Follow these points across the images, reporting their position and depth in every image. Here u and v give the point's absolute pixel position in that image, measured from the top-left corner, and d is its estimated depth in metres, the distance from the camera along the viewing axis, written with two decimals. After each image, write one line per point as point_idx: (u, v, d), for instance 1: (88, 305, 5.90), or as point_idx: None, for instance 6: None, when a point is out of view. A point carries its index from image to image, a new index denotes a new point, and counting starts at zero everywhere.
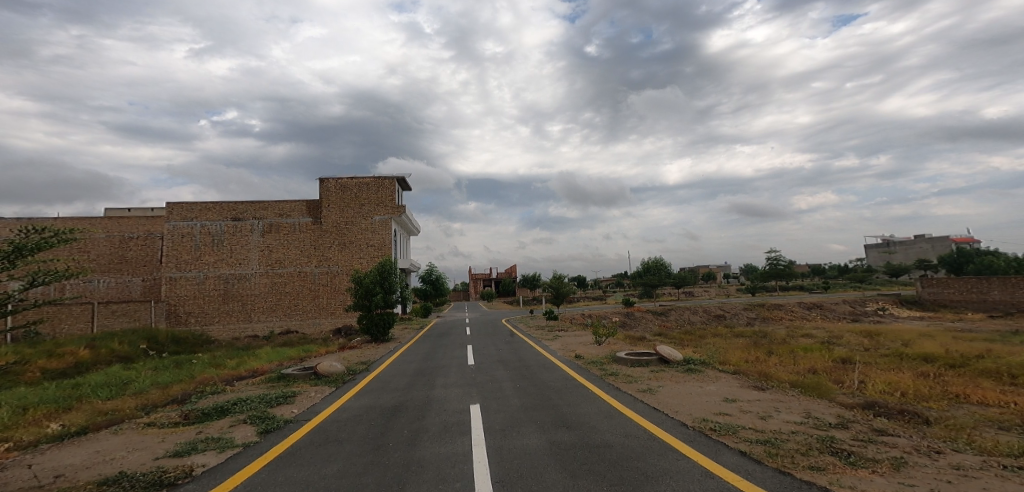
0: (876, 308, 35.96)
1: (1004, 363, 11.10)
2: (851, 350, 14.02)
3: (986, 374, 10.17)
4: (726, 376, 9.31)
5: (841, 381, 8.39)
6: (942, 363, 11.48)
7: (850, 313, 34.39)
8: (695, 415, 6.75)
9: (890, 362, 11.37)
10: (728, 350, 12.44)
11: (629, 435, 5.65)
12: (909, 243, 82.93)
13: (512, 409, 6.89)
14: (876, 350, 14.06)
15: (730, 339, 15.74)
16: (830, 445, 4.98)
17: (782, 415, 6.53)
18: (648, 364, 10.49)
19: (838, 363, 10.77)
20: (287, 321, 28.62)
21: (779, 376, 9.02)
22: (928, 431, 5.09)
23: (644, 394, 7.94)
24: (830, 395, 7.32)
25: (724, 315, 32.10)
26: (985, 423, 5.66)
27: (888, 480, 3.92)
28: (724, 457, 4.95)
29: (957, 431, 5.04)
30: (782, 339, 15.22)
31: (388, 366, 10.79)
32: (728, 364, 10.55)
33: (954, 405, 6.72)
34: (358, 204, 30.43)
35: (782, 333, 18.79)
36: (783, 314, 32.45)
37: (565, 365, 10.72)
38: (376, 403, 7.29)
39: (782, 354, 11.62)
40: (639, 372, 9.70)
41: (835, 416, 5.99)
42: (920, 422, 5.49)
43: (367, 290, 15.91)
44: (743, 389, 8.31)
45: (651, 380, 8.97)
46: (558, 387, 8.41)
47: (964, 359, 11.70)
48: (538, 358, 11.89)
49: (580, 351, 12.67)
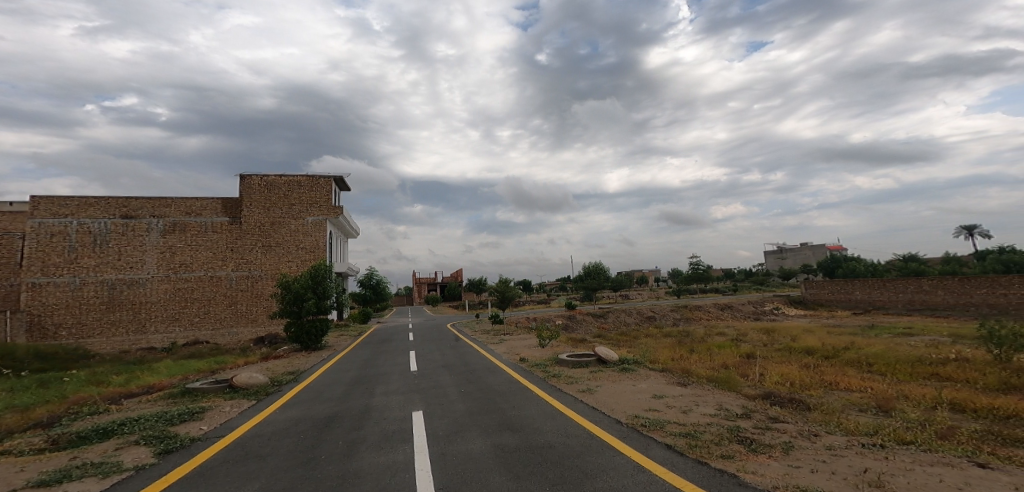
0: (772, 308, 39.63)
1: (869, 354, 12.71)
2: (754, 345, 15.42)
3: (852, 363, 11.61)
4: (655, 374, 9.84)
5: (746, 374, 9.18)
6: (820, 355, 13.01)
7: (753, 312, 37.58)
8: (628, 412, 7.06)
9: (784, 355, 12.66)
10: (658, 349, 13.15)
11: (571, 435, 5.81)
12: (796, 249, 93.12)
13: (457, 414, 6.85)
14: (774, 346, 15.52)
15: (660, 339, 16.69)
16: (737, 434, 5.43)
17: (700, 408, 7.01)
18: (587, 364, 10.84)
19: (745, 358, 11.78)
20: (193, 331, 26.42)
21: (698, 372, 9.70)
22: (810, 416, 5.71)
23: (583, 394, 8.18)
24: (739, 388, 7.99)
25: (654, 316, 33.87)
26: (852, 406, 6.49)
27: (780, 463, 4.34)
28: (653, 452, 5.23)
29: (831, 414, 5.71)
30: (700, 337, 16.40)
31: (319, 375, 10.28)
32: (657, 362, 11.15)
33: (829, 391, 7.63)
34: (287, 204, 28.84)
35: (700, 332, 20.30)
36: (702, 314, 34.86)
37: (510, 368, 10.80)
38: (310, 414, 6.93)
39: (701, 352, 12.52)
40: (579, 373, 10.01)
41: (740, 406, 6.55)
42: (804, 409, 6.16)
43: (297, 295, 15.11)
44: (669, 385, 8.84)
45: (590, 380, 9.29)
46: (503, 390, 8.46)
47: (839, 351, 13.25)
48: (484, 361, 11.88)
49: (525, 354, 12.82)
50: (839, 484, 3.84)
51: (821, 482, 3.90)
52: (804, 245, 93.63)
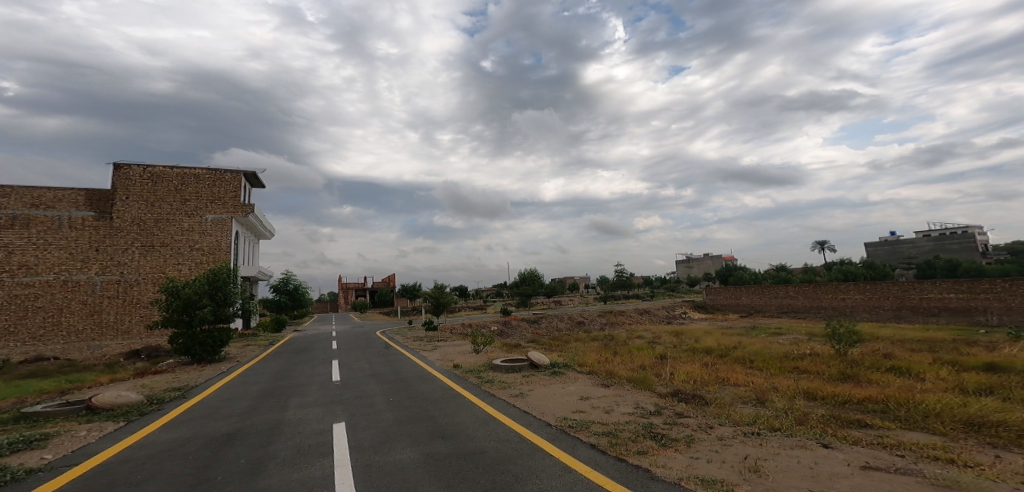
0: (682, 312, 42.88)
1: (752, 351, 14.26)
2: (666, 347, 16.63)
3: (741, 360, 12.96)
4: (583, 376, 10.30)
5: (659, 373, 9.91)
6: (715, 353, 14.38)
7: (666, 316, 40.31)
8: (557, 414, 7.33)
9: (688, 355, 13.78)
10: (585, 353, 13.74)
11: (502, 439, 5.93)
12: (700, 259, 102.24)
13: (385, 424, 6.70)
14: (682, 347, 16.79)
15: (587, 343, 17.46)
16: (650, 430, 5.87)
17: (620, 408, 7.44)
18: (519, 369, 11.05)
19: (659, 359, 12.67)
20: (36, 345, 22.91)
21: (619, 373, 10.30)
22: (708, 410, 6.34)
23: (515, 399, 8.33)
24: (653, 387, 8.63)
25: (583, 321, 35.15)
26: (742, 400, 7.32)
27: (683, 455, 4.79)
28: (579, 451, 5.50)
29: (724, 409, 6.39)
30: (621, 341, 17.36)
31: (215, 390, 9.51)
32: (585, 365, 11.66)
33: (723, 387, 8.50)
34: (179, 198, 26.51)
35: (621, 335, 21.51)
36: (625, 319, 36.75)
37: (441, 375, 10.74)
38: (206, 433, 6.42)
39: (622, 354, 13.30)
40: (511, 377, 10.20)
41: (653, 404, 7.07)
42: (703, 403, 6.83)
43: (188, 301, 13.88)
44: (594, 387, 9.29)
45: (522, 384, 9.50)
46: (436, 398, 8.41)
47: (728, 351, 14.70)
48: (414, 369, 11.68)
49: (458, 360, 12.79)
50: (728, 471, 4.40)
51: (715, 471, 4.41)
52: (707, 255, 102.73)
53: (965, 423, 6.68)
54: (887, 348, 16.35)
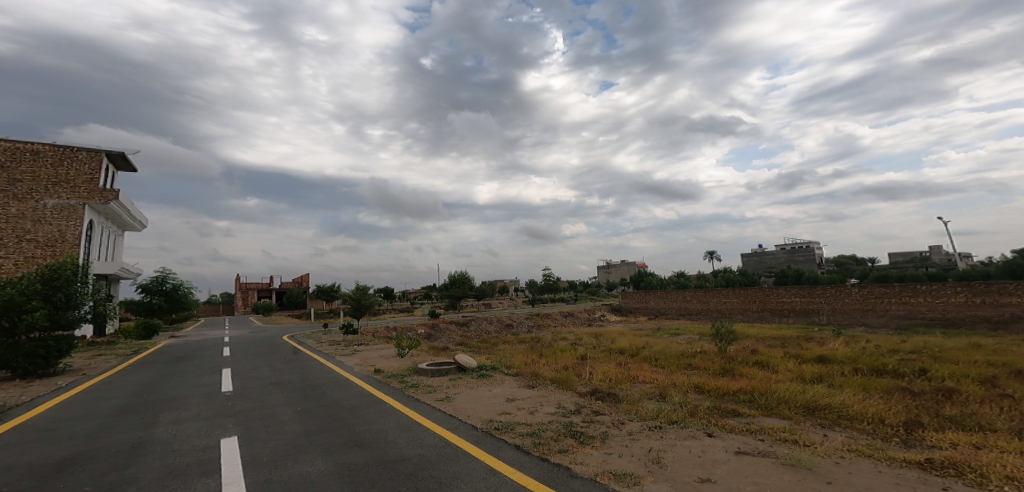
0: (600, 314, 44.81)
1: (657, 350, 15.48)
2: (586, 348, 17.40)
3: (649, 358, 13.96)
4: (509, 378, 10.44)
5: (580, 373, 10.36)
6: (629, 353, 15.36)
7: (587, 318, 41.93)
8: (483, 417, 7.38)
9: (605, 355, 14.53)
10: (512, 355, 13.95)
11: (427, 445, 5.85)
12: (617, 266, 108.75)
13: (290, 436, 6.31)
14: (600, 347, 17.74)
15: (515, 345, 17.73)
16: (570, 429, 6.12)
17: (544, 408, 7.67)
18: (447, 372, 10.93)
19: (580, 359, 13.25)
20: None
21: (545, 374, 10.62)
22: (622, 407, 6.81)
23: (441, 403, 8.26)
24: (574, 386, 9.03)
25: (511, 324, 35.57)
26: (651, 397, 7.94)
27: (599, 451, 5.08)
28: (504, 453, 5.58)
29: (636, 405, 6.88)
30: (547, 342, 17.86)
31: (52, 410, 8.26)
32: (512, 367, 11.84)
33: (634, 384, 9.11)
34: (7, 179, 23.14)
35: (547, 337, 22.15)
36: (551, 321, 37.84)
37: (360, 381, 10.32)
38: (36, 460, 5.58)
39: (548, 355, 13.71)
40: (438, 381, 10.06)
41: (574, 403, 7.38)
42: (617, 400, 7.28)
43: (10, 305, 11.28)
44: (519, 388, 9.49)
45: (449, 388, 9.42)
46: (353, 405, 8.07)
47: (638, 350, 15.89)
48: (327, 376, 11.09)
49: (380, 365, 12.36)
50: (636, 464, 4.73)
51: (625, 464, 4.71)
52: (625, 263, 109.39)
53: (804, 407, 8.14)
54: (751, 345, 18.59)
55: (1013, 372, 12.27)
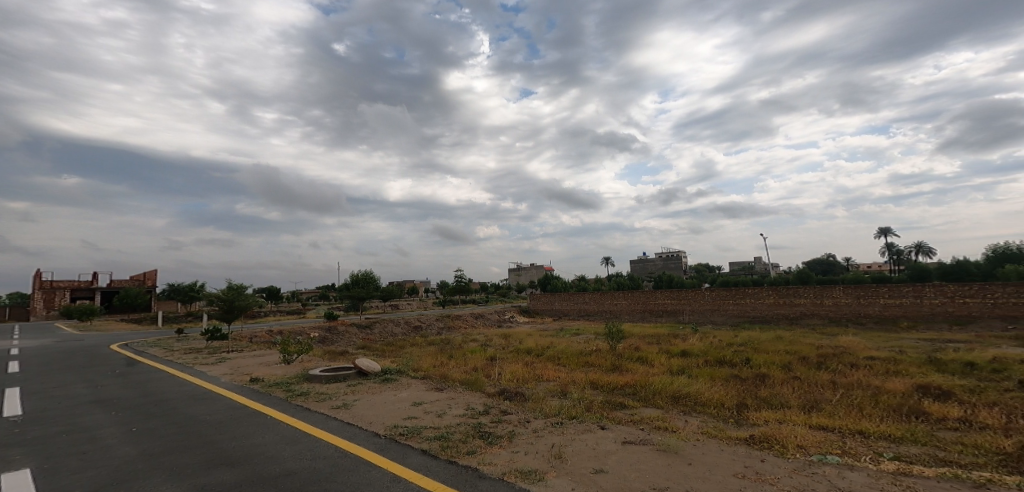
0: (510, 315, 45.92)
1: (560, 350, 16.19)
2: (496, 349, 17.59)
3: (554, 358, 14.53)
4: (416, 381, 10.18)
5: (489, 374, 10.44)
6: (536, 353, 15.83)
7: (498, 320, 42.52)
8: (387, 423, 7.11)
9: (515, 356, 14.80)
10: (421, 357, 13.63)
11: (318, 457, 5.49)
12: (527, 269, 111.96)
13: (128, 461, 5.52)
14: (510, 348, 18.10)
15: (423, 347, 17.29)
16: (479, 429, 6.16)
17: (453, 410, 7.60)
18: (344, 378, 10.35)
19: (490, 360, 13.38)
20: None
21: (454, 376, 10.55)
22: (528, 405, 7.04)
23: (338, 411, 7.80)
24: (484, 387, 9.09)
25: (420, 326, 34.79)
26: (554, 394, 8.32)
27: (506, 451, 5.21)
28: (410, 459, 5.43)
29: (540, 403, 7.16)
30: (458, 344, 17.77)
31: None
32: (420, 370, 11.55)
33: (539, 383, 9.42)
34: None
35: (457, 339, 22.00)
36: (462, 323, 37.66)
37: (230, 393, 9.32)
38: None
39: (458, 357, 13.65)
40: (334, 388, 9.48)
41: (482, 404, 7.46)
42: (524, 399, 7.54)
43: None
44: (428, 391, 9.30)
45: (347, 395, 8.94)
46: (220, 420, 7.29)
47: (544, 349, 16.52)
48: (181, 390, 9.81)
49: (260, 374, 11.30)
50: (540, 461, 4.88)
51: (530, 462, 4.84)
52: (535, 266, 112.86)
53: (673, 396, 9.34)
54: (635, 343, 20.22)
55: (801, 358, 14.83)
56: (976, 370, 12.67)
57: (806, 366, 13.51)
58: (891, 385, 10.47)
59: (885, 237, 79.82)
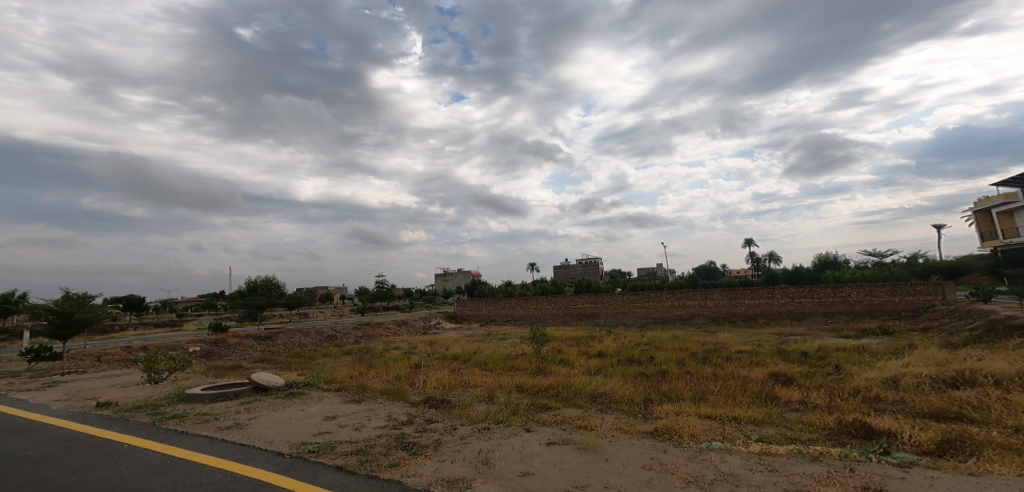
0: (436, 321, 44.97)
1: (487, 355, 16.11)
2: (421, 356, 17.08)
3: (480, 363, 14.38)
4: (329, 395, 9.55)
5: (413, 382, 10.15)
6: (462, 359, 15.62)
7: (423, 327, 41.33)
8: (293, 441, 6.58)
9: (442, 363, 14.50)
10: (336, 368, 12.78)
11: (206, 486, 4.86)
12: (453, 274, 110.94)
13: None
14: (436, 355, 17.62)
15: (338, 358, 16.25)
16: (403, 441, 5.93)
17: (372, 423, 7.21)
18: (236, 395, 9.37)
19: (414, 368, 12.97)
20: None
21: (374, 387, 10.09)
22: (452, 413, 7.08)
23: (227, 431, 7.01)
24: (407, 396, 8.84)
25: (334, 336, 32.72)
26: (480, 399, 8.30)
27: (432, 460, 5.11)
28: (322, 477, 5.00)
29: (465, 411, 7.15)
30: (379, 352, 16.99)
31: None
32: (333, 382, 10.83)
33: (466, 389, 9.35)
34: None
35: (378, 347, 21.05)
36: (383, 331, 35.99)
37: (71, 422, 7.92)
38: None
39: (379, 366, 13.05)
40: (223, 407, 8.53)
41: (405, 414, 7.26)
42: (450, 406, 7.56)
43: None
44: (344, 404, 8.77)
45: (241, 413, 8.08)
46: (59, 454, 6.17)
47: (471, 355, 16.34)
48: (10, 422, 8.20)
49: (115, 398, 9.80)
50: (468, 468, 4.81)
51: (458, 470, 4.75)
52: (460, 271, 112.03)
53: (590, 395, 9.66)
54: (557, 345, 20.74)
55: (690, 354, 16.19)
56: (810, 358, 14.63)
57: (694, 361, 14.80)
58: (753, 375, 11.72)
59: (749, 246, 90.05)
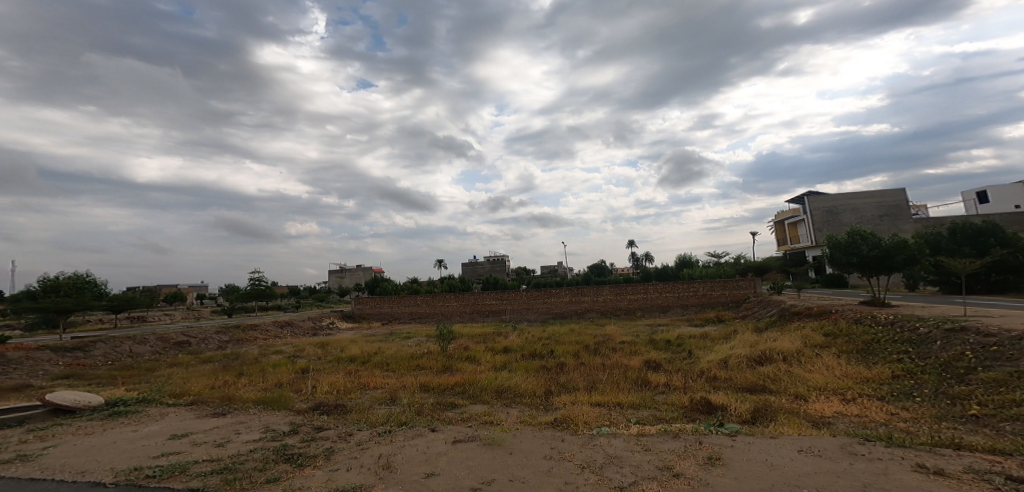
0: (328, 322, 41.42)
1: (388, 355, 15.09)
2: (309, 360, 15.45)
3: (380, 365, 13.31)
4: (176, 410, 8.15)
5: (298, 389, 9.56)
6: (359, 361, 14.41)
7: (311, 329, 37.77)
8: (121, 467, 5.49)
9: (333, 365, 13.33)
10: (189, 379, 10.90)
11: None
12: (350, 271, 104.50)
13: None
14: (328, 357, 16.08)
15: (194, 367, 13.91)
16: (285, 452, 5.94)
17: (241, 436, 6.66)
18: (26, 422, 7.40)
19: (299, 373, 11.63)
20: None
21: (243, 396, 8.98)
22: (348, 417, 7.49)
23: (11, 465, 5.50)
24: (289, 403, 8.43)
25: (187, 342, 25.64)
26: (378, 401, 8.53)
27: (322, 470, 5.29)
28: None
29: (363, 413, 7.65)
30: (253, 358, 14.95)
31: None
32: (184, 395, 9.21)
33: (363, 392, 9.27)
34: None
35: (253, 352, 18.61)
36: (257, 335, 30.95)
37: None
38: None
39: (251, 374, 11.44)
40: (7, 436, 6.68)
41: (288, 424, 7.22)
42: (344, 411, 7.87)
43: None
44: (199, 419, 7.65)
45: (34, 442, 6.40)
46: None
47: (370, 356, 15.20)
48: None
49: None
50: (366, 475, 5.07)
51: (354, 478, 5.00)
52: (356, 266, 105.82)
53: (496, 391, 9.38)
54: (466, 342, 20.25)
55: (584, 346, 16.77)
56: (671, 345, 16.00)
57: (588, 353, 15.34)
58: (631, 363, 12.42)
59: (632, 246, 98.41)
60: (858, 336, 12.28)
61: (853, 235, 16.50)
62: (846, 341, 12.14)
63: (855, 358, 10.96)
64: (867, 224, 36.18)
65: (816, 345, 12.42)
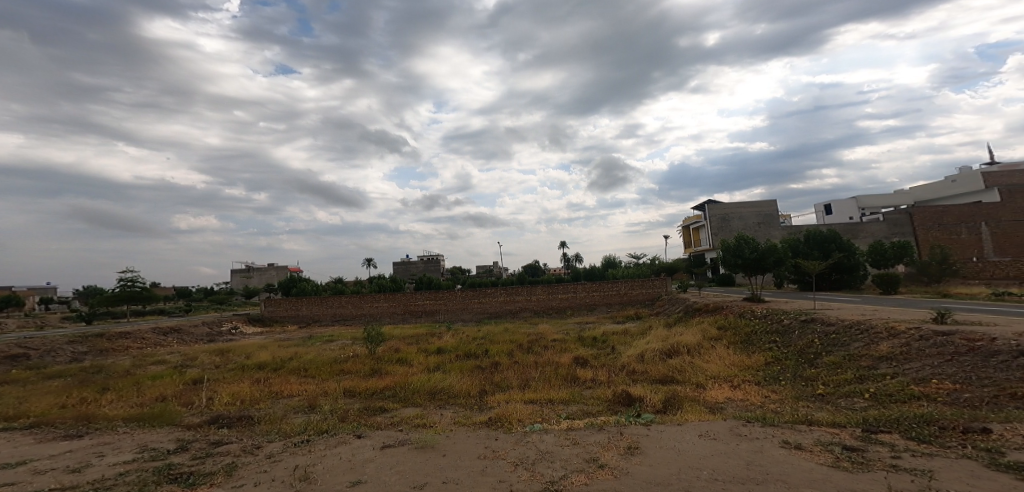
0: (229, 327, 37.62)
1: (307, 360, 13.92)
2: (202, 370, 13.76)
3: (296, 370, 12.21)
4: (8, 436, 6.74)
5: (189, 401, 8.43)
6: (268, 368, 13.07)
7: (206, 335, 33.87)
8: None
9: (236, 374, 12.01)
10: (27, 399, 9.13)
11: None
12: (261, 270, 96.47)
13: None
14: (229, 366, 14.48)
15: (38, 384, 11.72)
16: (170, 471, 5.13)
17: (108, 458, 5.65)
18: None
19: (189, 384, 10.31)
20: None
21: (108, 414, 7.71)
22: (257, 428, 6.75)
23: None
24: (178, 419, 7.40)
25: (21, 356, 21.50)
26: (295, 409, 7.79)
27: (223, 487, 4.65)
28: None
29: (273, 423, 6.95)
30: (122, 371, 12.98)
31: None
32: (21, 417, 7.73)
33: (275, 400, 8.46)
34: None
35: (125, 364, 16.20)
36: (128, 345, 26.83)
37: None
38: None
39: (123, 388, 9.88)
40: None
41: (173, 441, 6.28)
42: (253, 422, 7.09)
43: None
44: (38, 444, 6.35)
45: None
46: None
47: (285, 361, 13.95)
48: None
49: None
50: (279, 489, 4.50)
51: None
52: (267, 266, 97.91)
53: (429, 393, 8.91)
54: (397, 344, 19.47)
55: (518, 345, 16.71)
56: (597, 342, 16.46)
57: (523, 351, 15.27)
58: (560, 360, 12.49)
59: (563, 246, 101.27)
60: (741, 329, 13.39)
61: (739, 239, 18.01)
62: (733, 334, 13.16)
63: (738, 348, 11.88)
64: (748, 231, 40.22)
65: (711, 338, 13.33)
